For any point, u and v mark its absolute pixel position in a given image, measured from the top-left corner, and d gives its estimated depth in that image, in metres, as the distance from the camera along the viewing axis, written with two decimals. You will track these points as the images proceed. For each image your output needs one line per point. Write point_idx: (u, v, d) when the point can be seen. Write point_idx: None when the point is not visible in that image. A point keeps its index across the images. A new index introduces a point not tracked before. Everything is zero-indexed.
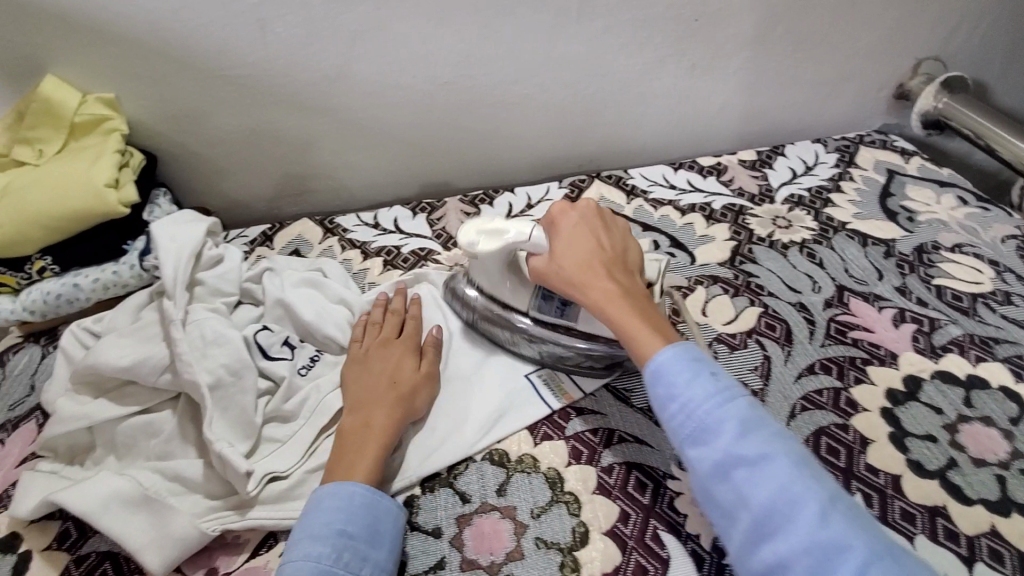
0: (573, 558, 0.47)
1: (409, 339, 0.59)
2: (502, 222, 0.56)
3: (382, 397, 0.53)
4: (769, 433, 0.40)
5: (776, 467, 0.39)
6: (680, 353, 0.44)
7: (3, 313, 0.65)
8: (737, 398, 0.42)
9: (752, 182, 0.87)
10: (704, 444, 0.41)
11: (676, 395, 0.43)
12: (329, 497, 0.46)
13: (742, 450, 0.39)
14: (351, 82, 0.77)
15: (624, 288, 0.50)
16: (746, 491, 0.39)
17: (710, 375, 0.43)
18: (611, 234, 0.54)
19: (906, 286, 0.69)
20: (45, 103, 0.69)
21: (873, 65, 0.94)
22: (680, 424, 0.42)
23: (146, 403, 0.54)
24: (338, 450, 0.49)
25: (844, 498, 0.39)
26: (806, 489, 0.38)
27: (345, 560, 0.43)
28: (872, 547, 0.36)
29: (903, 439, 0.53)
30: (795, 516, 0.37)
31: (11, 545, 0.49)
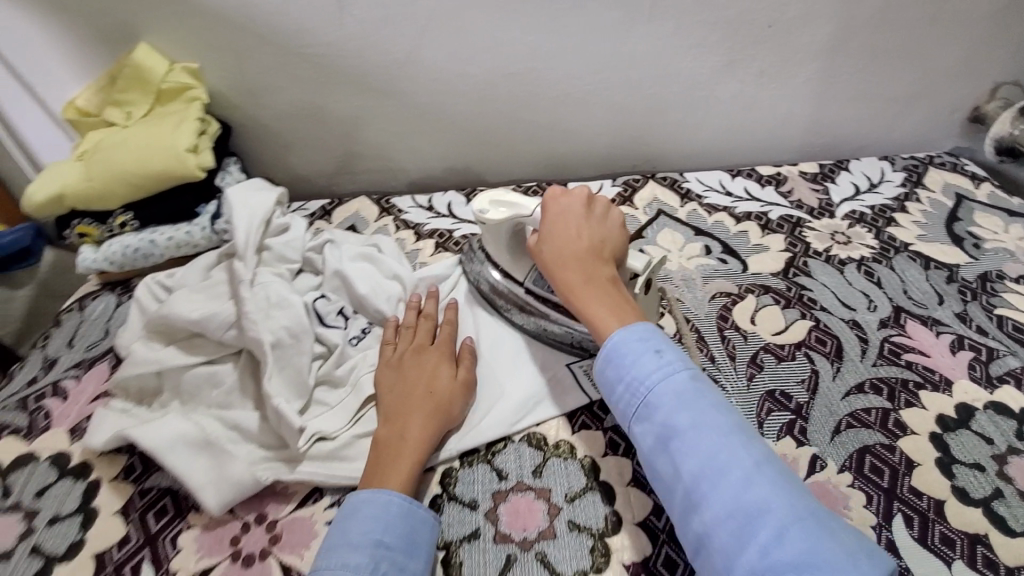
0: (604, 543, 0.48)
1: (445, 345, 0.58)
2: (513, 194, 0.58)
3: (418, 406, 0.52)
4: (704, 405, 0.41)
5: (703, 436, 0.39)
6: (631, 336, 0.45)
7: (86, 263, 0.69)
8: (678, 371, 0.43)
9: (812, 195, 0.85)
10: (647, 419, 0.43)
11: (623, 373, 0.44)
12: (366, 506, 0.45)
13: (676, 423, 0.41)
14: (419, 68, 0.79)
15: (597, 278, 0.50)
16: (679, 462, 0.40)
17: (654, 351, 0.44)
18: (596, 221, 0.53)
19: (966, 313, 0.66)
20: (136, 68, 0.73)
21: (951, 84, 0.91)
22: (627, 401, 0.44)
23: (211, 355, 0.57)
24: (375, 460, 0.49)
25: (776, 465, 0.38)
26: (732, 456, 0.38)
27: (382, 570, 0.42)
28: (790, 509, 0.35)
29: (949, 465, 0.52)
30: (718, 482, 0.37)
31: (82, 472, 0.53)
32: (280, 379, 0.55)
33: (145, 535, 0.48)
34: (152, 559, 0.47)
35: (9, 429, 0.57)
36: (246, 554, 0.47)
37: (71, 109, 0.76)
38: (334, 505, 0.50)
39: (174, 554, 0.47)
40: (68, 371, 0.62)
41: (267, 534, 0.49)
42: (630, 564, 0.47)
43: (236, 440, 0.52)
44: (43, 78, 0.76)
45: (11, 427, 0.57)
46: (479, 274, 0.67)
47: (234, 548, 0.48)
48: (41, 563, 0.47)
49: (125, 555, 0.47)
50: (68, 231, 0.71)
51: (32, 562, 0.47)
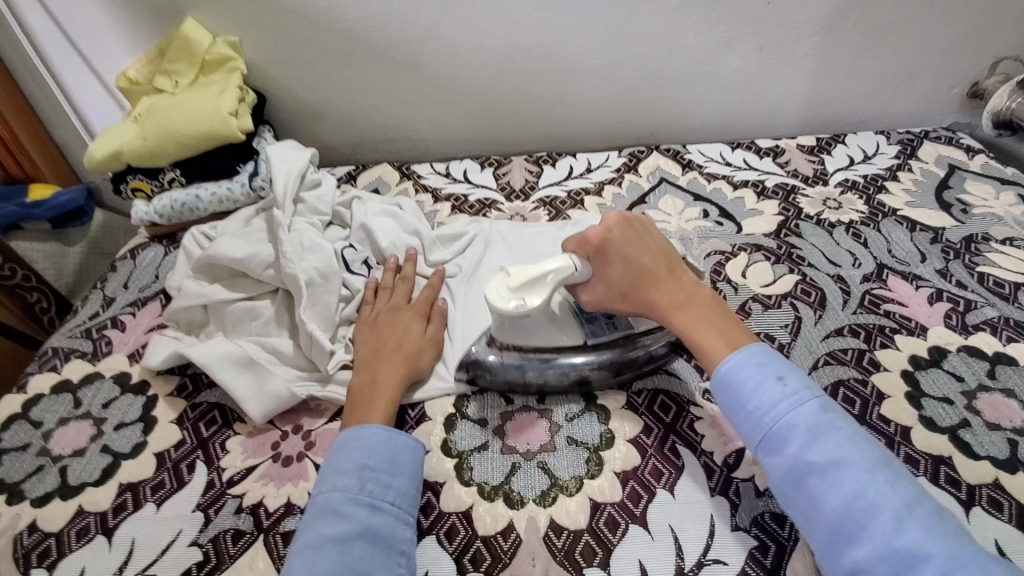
0: (598, 455, 0.54)
1: (419, 303, 0.63)
2: (532, 271, 0.54)
3: (387, 355, 0.57)
4: (841, 438, 0.43)
5: (849, 473, 0.42)
6: (747, 363, 0.48)
7: (139, 214, 0.77)
8: (806, 403, 0.45)
9: (808, 165, 0.90)
10: (777, 450, 0.45)
11: (748, 404, 0.47)
12: (351, 441, 0.50)
13: (813, 456, 0.43)
14: (437, 44, 0.85)
15: (689, 296, 0.53)
16: (822, 497, 0.42)
17: (778, 380, 0.47)
18: (653, 244, 0.56)
19: (948, 269, 0.71)
20: (184, 41, 0.80)
21: (949, 62, 0.94)
22: (753, 431, 0.46)
23: (251, 292, 0.64)
24: (350, 406, 0.54)
25: (922, 501, 0.41)
26: (879, 495, 0.40)
27: (370, 488, 0.47)
28: (950, 553, 0.38)
29: (919, 398, 0.57)
30: (870, 522, 0.40)
31: (142, 388, 0.60)
32: (312, 312, 0.62)
33: (198, 439, 0.56)
34: (204, 457, 0.54)
35: (77, 353, 0.64)
36: (285, 455, 0.54)
37: (123, 79, 0.83)
38: None
39: (223, 454, 0.55)
40: (124, 308, 0.70)
41: (303, 441, 0.55)
42: (620, 471, 0.53)
43: (275, 362, 0.60)
44: (98, 50, 0.84)
45: (79, 352, 0.65)
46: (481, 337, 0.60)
47: (274, 451, 0.55)
48: (110, 459, 0.55)
49: (181, 454, 0.55)
50: (122, 186, 0.79)
51: (102, 458, 0.55)
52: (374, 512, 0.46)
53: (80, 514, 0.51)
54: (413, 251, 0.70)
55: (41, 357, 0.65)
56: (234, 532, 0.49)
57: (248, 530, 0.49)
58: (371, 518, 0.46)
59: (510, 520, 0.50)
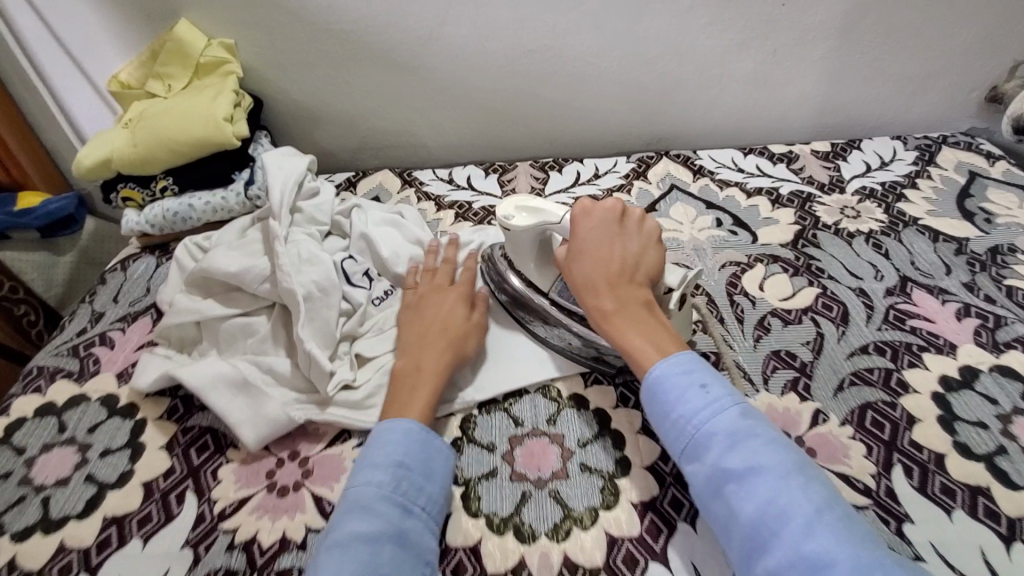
0: (614, 484, 0.51)
1: (462, 286, 0.62)
2: (540, 202, 0.59)
3: (434, 338, 0.57)
4: (758, 444, 0.41)
5: (762, 480, 0.40)
6: (671, 368, 0.47)
7: (130, 224, 0.74)
8: (727, 409, 0.44)
9: (823, 172, 0.87)
10: (697, 458, 0.43)
11: (670, 410, 0.46)
12: (387, 436, 0.49)
13: (730, 463, 0.41)
14: (440, 45, 0.82)
15: (630, 301, 0.52)
16: (737, 505, 0.40)
17: (701, 388, 0.45)
18: (627, 242, 0.55)
19: (974, 283, 0.68)
20: (177, 43, 0.77)
21: (968, 64, 0.91)
22: (675, 439, 0.45)
23: (246, 307, 0.61)
24: (395, 388, 0.53)
25: (838, 508, 0.38)
26: (791, 500, 0.38)
27: (403, 489, 0.45)
28: (860, 560, 0.35)
29: (951, 422, 0.54)
30: (781, 528, 0.38)
31: (130, 411, 0.57)
32: (311, 329, 0.58)
33: (188, 468, 0.53)
34: (194, 488, 0.51)
35: (63, 373, 0.61)
36: (281, 485, 0.51)
37: (114, 83, 0.80)
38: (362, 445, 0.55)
39: (214, 484, 0.52)
40: (113, 324, 0.67)
41: (300, 469, 0.53)
42: (638, 502, 0.50)
43: (271, 383, 0.56)
44: (88, 52, 0.80)
45: (65, 371, 0.62)
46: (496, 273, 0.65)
47: (270, 480, 0.52)
48: (95, 489, 0.52)
49: (170, 484, 0.52)
50: (112, 195, 0.76)
51: (86, 488, 0.52)
52: (405, 514, 0.44)
53: (62, 550, 0.48)
54: (457, 238, 0.69)
55: (25, 377, 0.62)
56: (225, 571, 0.46)
57: (241, 569, 0.46)
58: (403, 520, 0.44)
59: (521, 555, 0.47)
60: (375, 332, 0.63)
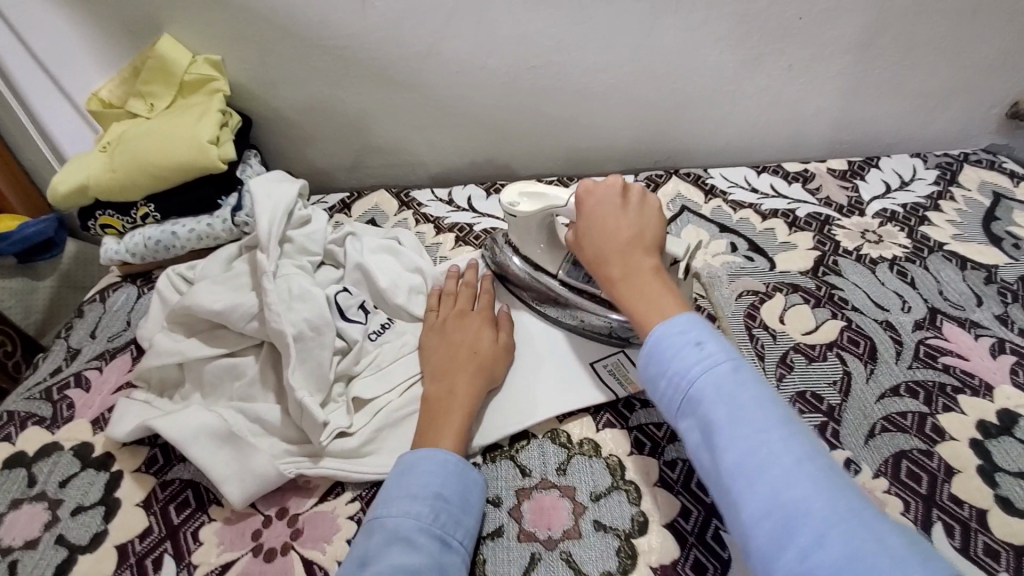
0: (631, 545, 0.47)
1: (484, 310, 0.61)
2: (543, 186, 0.58)
3: (463, 364, 0.55)
4: (747, 399, 0.39)
5: (746, 433, 0.38)
6: (669, 327, 0.44)
7: (109, 253, 0.70)
8: (719, 365, 0.41)
9: (841, 192, 0.83)
10: (689, 414, 0.41)
11: (663, 367, 0.43)
12: (423, 462, 0.47)
13: (717, 418, 0.39)
14: (440, 61, 0.78)
15: (634, 270, 0.50)
16: (722, 458, 0.38)
17: (695, 344, 0.43)
18: (632, 216, 0.53)
19: (1007, 315, 0.64)
20: (160, 60, 0.73)
21: (990, 79, 0.88)
22: (668, 396, 0.43)
23: (232, 347, 0.57)
24: (425, 417, 0.52)
25: (822, 462, 0.36)
26: (774, 454, 0.36)
27: (441, 521, 0.45)
28: (835, 512, 0.33)
29: (993, 473, 0.50)
30: (761, 479, 0.36)
31: (105, 463, 0.53)
32: (301, 372, 0.54)
33: (167, 528, 0.49)
34: (173, 552, 0.47)
35: (35, 418, 0.57)
36: (268, 548, 0.47)
37: (94, 101, 0.76)
38: (357, 500, 0.51)
39: (195, 548, 0.48)
40: (90, 362, 0.62)
41: (289, 529, 0.49)
42: (658, 566, 0.46)
43: (258, 433, 0.52)
44: (68, 70, 0.76)
45: (36, 417, 0.57)
46: (496, 255, 0.67)
47: (255, 542, 0.48)
48: (65, 554, 0.47)
49: (146, 547, 0.47)
50: (91, 222, 0.72)
51: (57, 552, 0.48)
52: (442, 549, 0.43)
53: None
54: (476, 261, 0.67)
55: None
56: None
57: None
58: (441, 554, 0.43)
59: None
60: (372, 370, 0.58)
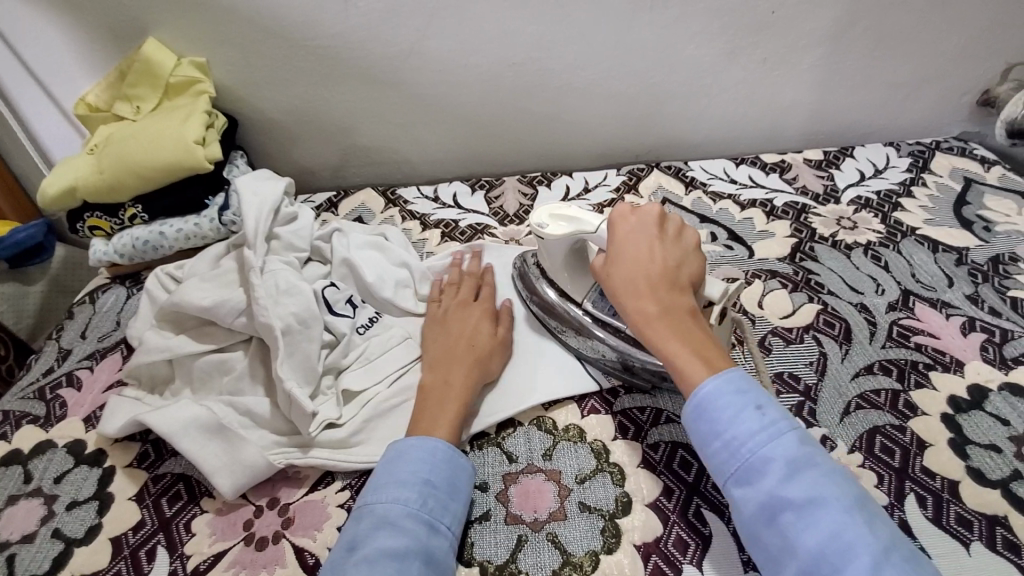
0: (614, 524, 0.48)
1: (485, 302, 0.63)
2: (578, 211, 0.58)
3: (462, 354, 0.57)
4: (819, 475, 0.38)
5: (825, 513, 0.36)
6: (723, 385, 0.42)
7: (98, 254, 0.71)
8: (784, 433, 0.40)
9: (817, 181, 0.85)
10: (749, 484, 0.39)
11: (719, 430, 0.41)
12: (413, 450, 0.48)
13: (789, 493, 0.37)
14: (422, 60, 0.79)
15: (675, 309, 0.48)
16: (796, 538, 0.37)
17: (756, 408, 0.41)
18: (670, 250, 0.51)
19: (978, 295, 0.66)
20: (146, 63, 0.74)
21: (960, 68, 0.90)
22: (723, 462, 0.41)
23: (221, 342, 0.58)
24: (421, 402, 0.53)
25: (900, 544, 0.36)
26: (858, 538, 0.35)
27: (429, 506, 0.45)
28: None
29: (964, 446, 0.52)
30: (847, 567, 0.34)
31: (97, 459, 0.54)
32: (290, 365, 0.55)
33: (160, 520, 0.50)
34: (166, 543, 0.48)
35: (27, 417, 0.58)
36: (259, 537, 0.48)
37: (81, 105, 0.77)
38: (346, 488, 0.52)
39: (187, 539, 0.48)
40: (81, 362, 0.63)
41: (280, 518, 0.50)
42: (641, 544, 0.47)
43: (248, 425, 0.53)
44: (53, 75, 0.77)
45: (30, 416, 0.58)
46: (530, 284, 0.65)
47: (247, 532, 0.49)
48: (61, 547, 0.48)
49: (140, 539, 0.48)
50: (79, 224, 0.73)
51: (52, 545, 0.48)
52: (430, 533, 0.44)
53: None
54: (479, 256, 0.69)
55: None
56: None
57: None
58: (428, 538, 0.43)
59: None
60: (361, 362, 0.59)
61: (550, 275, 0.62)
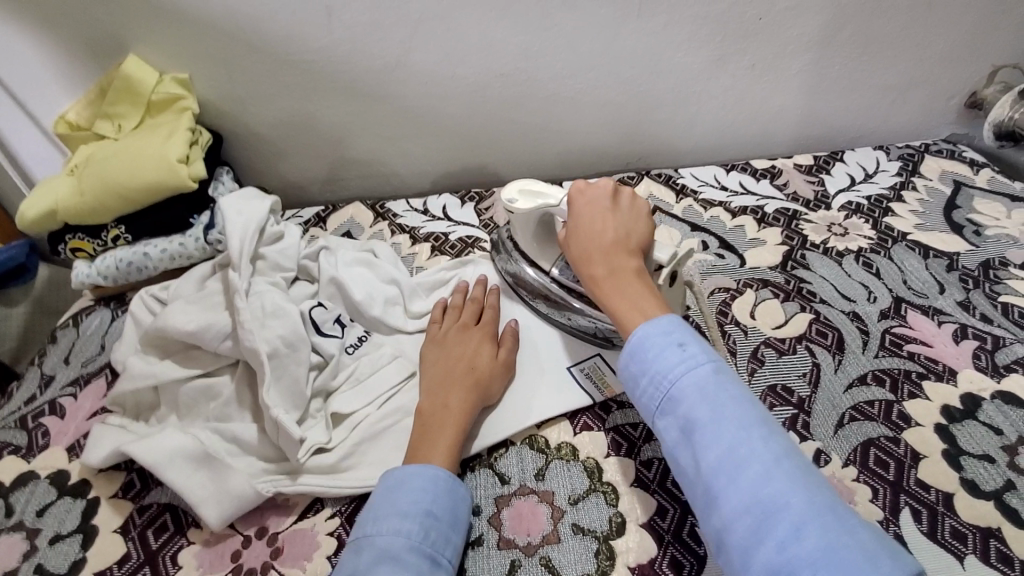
0: (609, 546, 0.48)
1: (487, 325, 0.62)
2: (543, 186, 0.60)
3: (460, 376, 0.56)
4: (726, 398, 0.39)
5: (725, 429, 0.38)
6: (653, 327, 0.44)
7: (81, 276, 0.69)
8: (700, 364, 0.41)
9: (808, 187, 0.84)
10: (668, 412, 0.41)
11: (644, 366, 0.43)
12: (414, 478, 0.48)
13: (696, 415, 0.39)
14: (408, 72, 0.79)
15: (621, 269, 0.50)
16: (701, 456, 0.38)
17: (678, 345, 0.42)
18: (623, 220, 0.53)
19: (969, 301, 0.66)
20: (127, 80, 0.72)
21: (947, 71, 0.90)
22: (648, 394, 0.43)
23: (207, 367, 0.57)
24: (419, 430, 0.52)
25: (799, 460, 0.37)
26: (752, 451, 0.36)
27: (431, 539, 0.45)
28: (812, 507, 0.34)
29: (958, 457, 0.51)
30: (739, 478, 0.36)
31: (82, 489, 0.53)
32: (277, 391, 0.54)
33: (146, 552, 0.49)
34: None
35: (9, 448, 0.57)
36: (247, 568, 0.48)
37: (61, 123, 0.76)
38: (336, 515, 0.51)
39: (174, 571, 0.48)
40: (65, 389, 0.62)
41: (268, 547, 0.49)
42: (635, 566, 0.46)
43: (235, 452, 0.52)
44: (32, 93, 0.76)
45: (11, 447, 0.57)
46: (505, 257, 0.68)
47: (235, 563, 0.48)
48: None
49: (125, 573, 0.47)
50: (62, 246, 0.71)
51: None
52: (433, 568, 0.43)
53: None
54: (486, 277, 0.67)
55: None
56: None
57: None
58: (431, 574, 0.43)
59: None
60: (350, 384, 0.59)
61: (523, 250, 0.65)
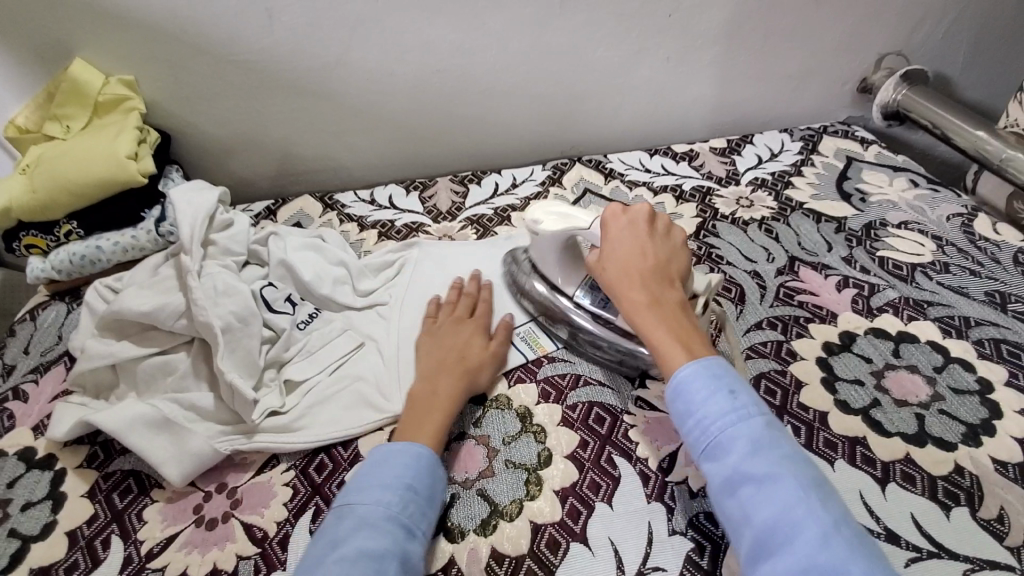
0: (537, 475, 0.54)
1: (480, 317, 0.65)
2: (572, 209, 0.63)
3: (452, 366, 0.59)
4: (781, 455, 0.41)
5: (781, 488, 0.40)
6: (701, 369, 0.46)
7: (34, 272, 0.72)
8: (752, 416, 0.43)
9: (720, 166, 0.94)
10: (717, 458, 0.43)
11: (692, 410, 0.45)
12: (399, 454, 0.50)
13: (750, 467, 0.41)
14: (349, 71, 0.84)
15: (660, 298, 0.52)
16: (752, 509, 0.40)
17: (729, 392, 0.44)
18: (660, 246, 0.55)
19: (852, 256, 0.75)
20: (73, 83, 0.75)
21: (839, 60, 1.01)
22: (696, 437, 0.44)
23: (163, 345, 0.60)
24: (410, 412, 0.55)
25: (853, 527, 0.38)
26: (809, 513, 0.38)
27: (408, 511, 0.47)
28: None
29: (834, 383, 0.60)
30: (796, 538, 0.38)
31: (48, 463, 0.56)
32: (231, 360, 0.58)
33: (112, 513, 0.53)
34: (120, 532, 0.51)
35: None
36: (209, 518, 0.52)
37: (11, 128, 0.78)
38: (291, 468, 0.56)
39: (140, 526, 0.52)
40: (26, 376, 0.65)
41: (228, 500, 0.54)
42: (559, 489, 0.53)
43: (193, 419, 0.56)
44: None
45: None
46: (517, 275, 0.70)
47: (197, 515, 0.53)
48: (18, 543, 0.51)
49: (95, 530, 0.51)
50: (15, 244, 0.74)
51: (9, 543, 0.51)
52: (408, 537, 0.45)
53: None
54: (478, 273, 0.71)
55: None
56: None
57: None
58: (406, 542, 0.45)
59: (451, 554, 0.49)
60: (302, 355, 0.63)
61: (537, 268, 0.67)
